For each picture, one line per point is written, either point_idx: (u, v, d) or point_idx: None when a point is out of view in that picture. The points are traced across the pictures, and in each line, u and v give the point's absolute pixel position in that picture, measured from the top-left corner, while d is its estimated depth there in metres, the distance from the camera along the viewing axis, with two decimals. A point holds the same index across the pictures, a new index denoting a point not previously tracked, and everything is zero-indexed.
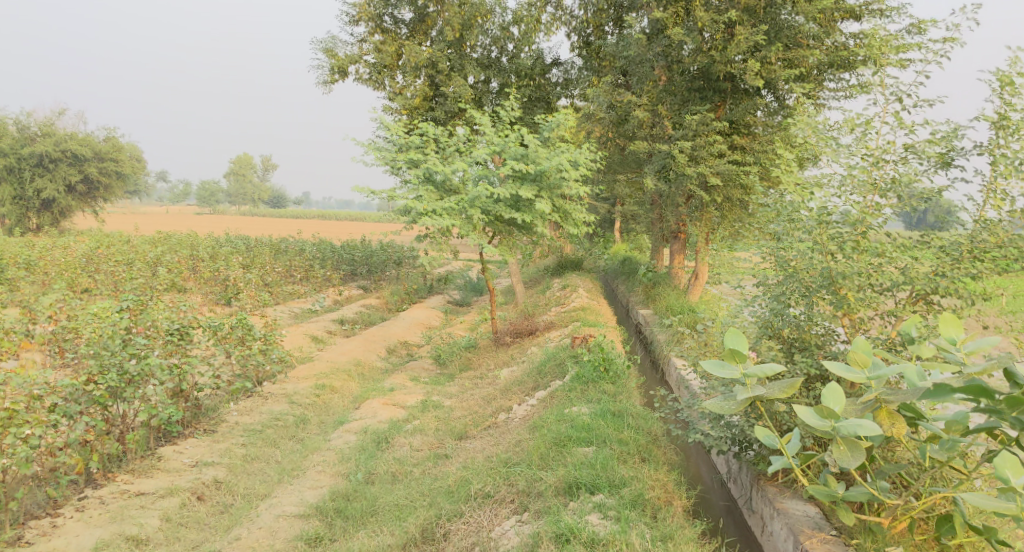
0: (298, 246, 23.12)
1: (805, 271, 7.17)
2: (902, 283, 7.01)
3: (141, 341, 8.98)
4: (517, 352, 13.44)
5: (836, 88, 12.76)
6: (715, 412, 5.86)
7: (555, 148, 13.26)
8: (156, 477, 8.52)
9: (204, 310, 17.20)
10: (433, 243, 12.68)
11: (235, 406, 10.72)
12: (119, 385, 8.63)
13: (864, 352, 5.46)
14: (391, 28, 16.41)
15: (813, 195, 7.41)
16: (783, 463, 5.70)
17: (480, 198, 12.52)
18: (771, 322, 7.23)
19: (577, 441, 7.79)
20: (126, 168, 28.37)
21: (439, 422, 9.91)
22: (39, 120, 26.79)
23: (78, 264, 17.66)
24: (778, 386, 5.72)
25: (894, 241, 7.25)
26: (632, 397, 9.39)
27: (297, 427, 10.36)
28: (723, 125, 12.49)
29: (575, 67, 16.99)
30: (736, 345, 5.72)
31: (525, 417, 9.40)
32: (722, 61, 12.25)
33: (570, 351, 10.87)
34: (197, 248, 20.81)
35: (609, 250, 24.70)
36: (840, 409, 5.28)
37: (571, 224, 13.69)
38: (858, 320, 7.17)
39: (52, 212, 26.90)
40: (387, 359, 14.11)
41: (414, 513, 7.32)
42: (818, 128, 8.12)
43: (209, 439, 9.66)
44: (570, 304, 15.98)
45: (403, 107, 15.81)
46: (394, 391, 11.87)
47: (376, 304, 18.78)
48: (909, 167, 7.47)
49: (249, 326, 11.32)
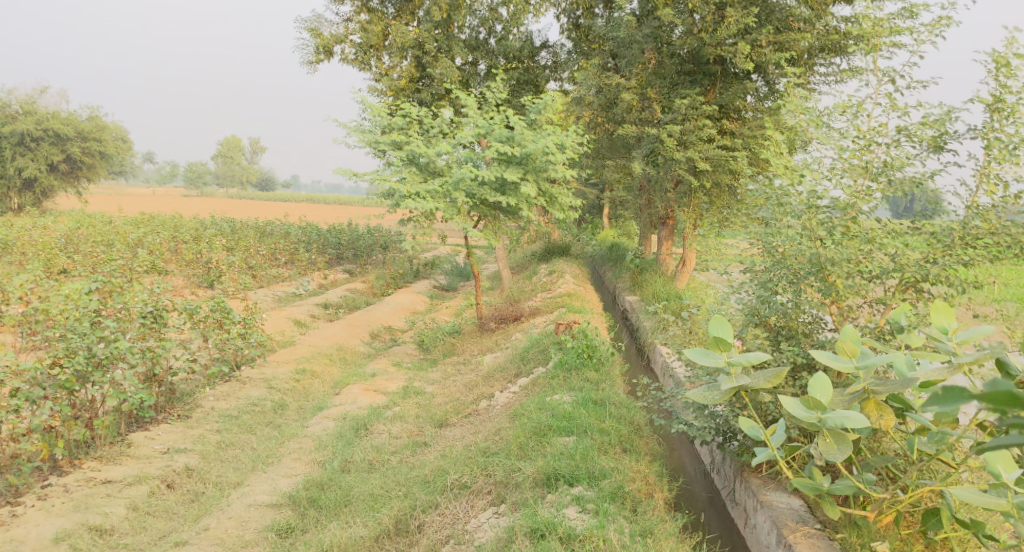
0: (284, 229, 22.80)
1: (793, 258, 6.98)
2: (891, 270, 6.87)
3: (110, 323, 8.75)
4: (501, 338, 13.24)
5: (827, 72, 12.57)
6: (699, 402, 5.65)
7: (542, 130, 12.99)
8: (125, 464, 8.30)
9: (186, 293, 16.92)
10: (417, 227, 12.43)
11: (211, 392, 10.47)
12: (86, 369, 8.37)
13: (852, 341, 5.27)
14: (377, 8, 16.08)
15: (802, 178, 7.24)
16: (767, 455, 5.49)
17: (464, 181, 12.25)
18: (757, 310, 6.94)
19: (557, 431, 7.60)
20: (109, 148, 27.87)
21: (420, 409, 9.71)
22: (21, 99, 26.33)
23: (56, 244, 17.31)
24: (763, 376, 5.51)
25: (885, 227, 7.04)
26: (616, 385, 9.20)
27: (275, 413, 10.14)
28: (712, 109, 12.27)
29: (564, 50, 16.73)
30: (721, 333, 5.50)
31: (507, 405, 9.21)
32: (712, 43, 12.00)
33: (554, 338, 10.69)
34: (180, 230, 20.48)
35: (597, 236, 24.51)
36: (827, 400, 5.08)
37: (557, 208, 13.45)
38: (845, 308, 7.00)
39: (34, 192, 26.43)
40: (370, 344, 13.89)
41: (389, 504, 7.12)
42: (809, 111, 7.90)
43: (182, 425, 9.42)
44: (556, 290, 15.79)
45: (389, 89, 15.51)
46: (375, 377, 11.65)
47: (360, 289, 18.53)
48: (901, 151, 7.25)
49: (227, 310, 11.08)
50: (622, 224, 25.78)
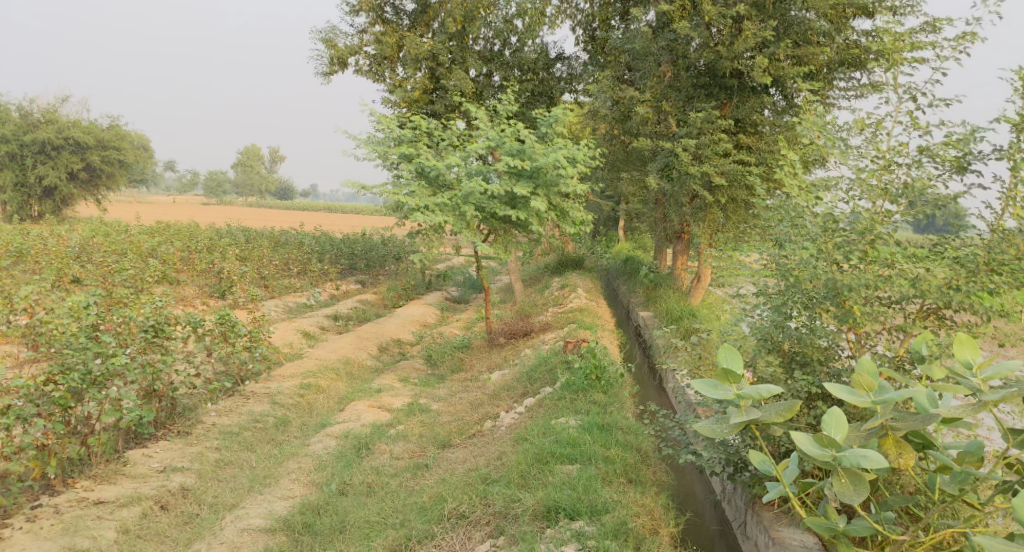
0: (297, 238, 22.66)
1: (808, 281, 6.72)
2: (912, 296, 6.51)
3: (109, 339, 8.57)
4: (510, 354, 13.00)
5: (846, 88, 12.31)
6: (706, 436, 5.37)
7: (553, 143, 12.75)
8: (119, 484, 8.13)
9: (197, 303, 16.77)
10: (425, 240, 12.22)
11: (214, 407, 10.26)
12: (82, 387, 8.22)
13: (870, 374, 4.98)
14: (392, 19, 15.95)
15: (819, 200, 6.97)
16: (779, 492, 5.19)
17: (474, 195, 12.04)
18: (771, 334, 6.79)
19: (560, 459, 7.42)
20: (129, 157, 27.88)
21: (424, 428, 9.49)
22: (42, 107, 26.45)
23: (69, 253, 17.22)
24: (775, 409, 5.25)
25: (905, 250, 6.73)
26: (625, 408, 8.96)
27: (277, 429, 9.93)
28: (728, 123, 11.98)
29: (580, 62, 16.56)
30: (731, 364, 5.27)
31: (512, 427, 8.99)
32: (729, 56, 11.72)
33: (563, 357, 10.46)
34: (194, 239, 20.37)
35: (613, 249, 24.25)
36: (842, 438, 4.79)
37: (569, 223, 13.22)
38: (863, 335, 6.71)
39: (54, 200, 26.49)
40: (378, 358, 13.69)
41: (385, 533, 6.92)
42: (826, 128, 7.59)
43: (182, 442, 9.24)
44: (568, 304, 15.54)
45: (402, 100, 15.32)
46: (381, 393, 11.40)
47: (371, 300, 18.35)
48: (923, 172, 6.93)
49: (232, 322, 10.85)
50: (637, 238, 25.48)
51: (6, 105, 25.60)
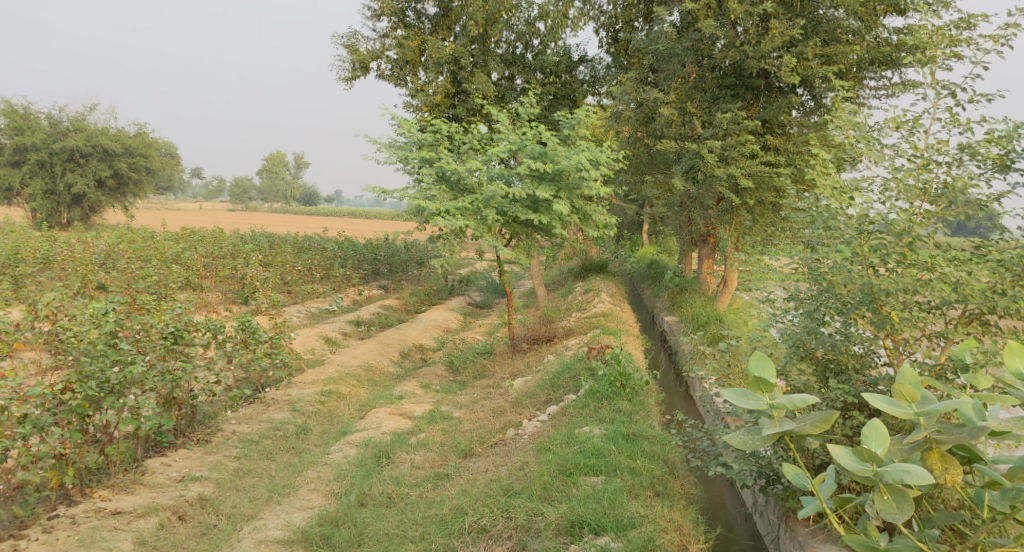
0: (321, 243, 22.56)
1: (843, 285, 6.45)
2: (954, 301, 6.22)
3: (127, 347, 8.47)
4: (534, 359, 12.79)
5: (876, 87, 12.00)
6: (738, 448, 5.14)
7: (575, 146, 12.53)
8: (137, 493, 8.04)
9: (220, 310, 16.73)
10: (446, 245, 12.06)
11: (234, 414, 10.15)
12: (99, 395, 8.12)
13: (912, 384, 4.75)
14: (414, 23, 15.83)
15: (853, 200, 6.69)
16: (815, 507, 4.94)
17: (495, 198, 11.85)
18: (803, 341, 6.57)
19: (584, 470, 7.25)
20: (156, 164, 28.02)
21: (445, 436, 9.32)
22: (71, 115, 26.63)
23: (94, 260, 17.25)
24: (810, 419, 5.02)
25: (945, 252, 6.44)
26: (651, 417, 8.73)
27: (297, 437, 9.79)
28: (756, 123, 11.70)
29: (603, 64, 16.34)
30: (762, 373, 5.03)
31: (535, 436, 8.81)
32: (755, 56, 11.48)
33: (586, 364, 10.24)
34: (219, 245, 20.37)
35: (637, 252, 23.95)
36: (883, 452, 4.56)
37: (592, 227, 13.00)
38: (902, 342, 6.42)
39: (82, 208, 26.64)
40: (399, 364, 13.52)
41: (404, 547, 6.79)
42: (858, 125, 7.32)
43: (201, 450, 9.12)
44: (592, 309, 15.30)
45: (424, 104, 15.17)
46: (402, 400, 11.23)
47: (394, 306, 18.21)
48: (963, 170, 6.64)
49: (252, 328, 10.71)
50: (662, 242, 25.16)
51: (35, 114, 25.82)
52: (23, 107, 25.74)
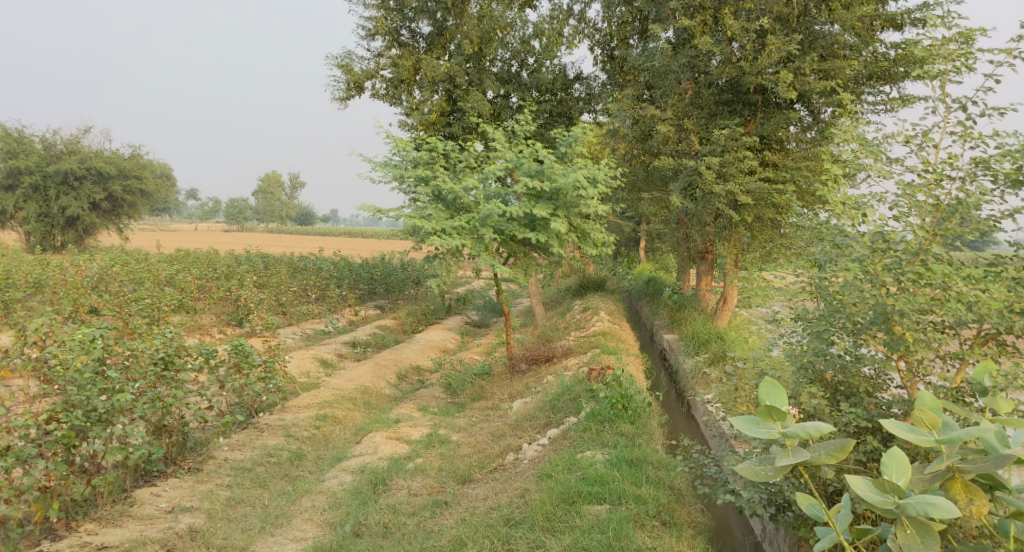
0: (316, 263, 22.32)
1: (853, 305, 6.31)
2: (969, 321, 6.06)
3: (115, 374, 8.23)
4: (533, 380, 12.54)
5: (875, 103, 11.88)
6: (750, 478, 4.92)
7: (573, 163, 12.39)
8: (125, 526, 7.79)
9: (214, 332, 16.48)
10: (443, 264, 11.86)
11: (226, 441, 9.88)
12: (86, 424, 7.86)
13: (932, 410, 4.61)
14: (408, 42, 15.71)
15: (865, 218, 6.50)
16: (832, 540, 4.71)
17: (492, 217, 11.65)
18: (813, 363, 6.44)
19: (588, 498, 7.05)
20: (150, 186, 27.84)
21: (443, 461, 9.08)
22: (65, 138, 26.44)
23: (86, 283, 16.99)
24: (825, 449, 4.84)
25: (959, 269, 6.23)
26: (654, 440, 8.50)
27: (291, 464, 9.53)
28: (754, 139, 11.55)
29: (599, 81, 16.24)
30: (774, 400, 4.86)
31: (535, 460, 8.60)
32: (752, 72, 11.32)
33: (587, 386, 10.03)
34: (213, 266, 20.14)
35: (634, 270, 23.80)
36: (904, 483, 4.45)
37: (590, 245, 12.81)
38: (915, 363, 6.25)
39: (76, 230, 26.40)
40: (396, 386, 13.25)
41: None
42: (866, 140, 7.14)
43: (192, 479, 8.85)
44: (591, 328, 15.08)
45: (419, 123, 15.02)
46: (399, 423, 10.98)
47: (390, 326, 17.96)
48: (977, 186, 6.46)
49: (245, 351, 10.46)
50: (659, 259, 25.00)
51: (29, 137, 25.65)
52: (17, 130, 25.58)
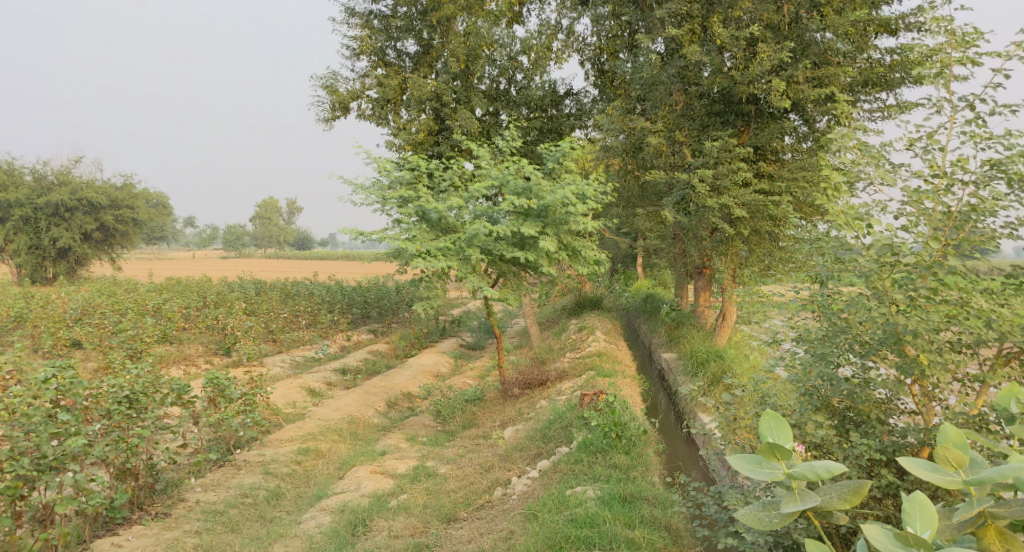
0: (309, 288, 21.73)
1: (860, 325, 5.82)
2: (988, 338, 5.57)
3: (68, 418, 7.63)
4: (525, 406, 11.99)
5: (871, 110, 11.41)
6: (752, 526, 4.36)
7: (561, 179, 11.87)
8: None
9: (200, 362, 15.86)
10: (429, 287, 11.30)
11: (199, 481, 9.26)
12: (34, 472, 7.28)
13: (956, 446, 4.14)
14: (394, 62, 15.25)
15: (870, 229, 5.98)
16: None
17: (478, 236, 11.11)
18: (818, 388, 5.98)
19: (576, 543, 6.57)
20: (143, 215, 27.30)
21: (428, 497, 8.51)
22: (55, 169, 25.90)
23: (68, 315, 16.36)
24: (836, 492, 4.32)
25: (975, 282, 5.72)
26: (650, 471, 7.93)
27: (267, 504, 8.93)
28: (748, 150, 11.05)
29: (588, 95, 15.82)
30: (776, 437, 4.32)
31: (523, 496, 8.06)
32: (744, 81, 10.78)
33: (579, 413, 9.46)
34: (203, 294, 19.52)
35: (632, 286, 23.29)
36: (931, 535, 3.98)
37: (582, 263, 12.28)
38: (931, 387, 5.79)
39: (68, 261, 25.82)
40: (385, 414, 12.67)
41: None
42: (866, 144, 6.63)
43: (159, 525, 8.26)
44: (586, 349, 14.52)
45: (406, 142, 14.53)
46: (385, 456, 10.40)
47: (383, 351, 17.38)
48: (991, 191, 5.94)
49: (221, 386, 9.86)
50: (659, 274, 24.46)
51: (20, 170, 25.19)
52: (7, 162, 25.13)
